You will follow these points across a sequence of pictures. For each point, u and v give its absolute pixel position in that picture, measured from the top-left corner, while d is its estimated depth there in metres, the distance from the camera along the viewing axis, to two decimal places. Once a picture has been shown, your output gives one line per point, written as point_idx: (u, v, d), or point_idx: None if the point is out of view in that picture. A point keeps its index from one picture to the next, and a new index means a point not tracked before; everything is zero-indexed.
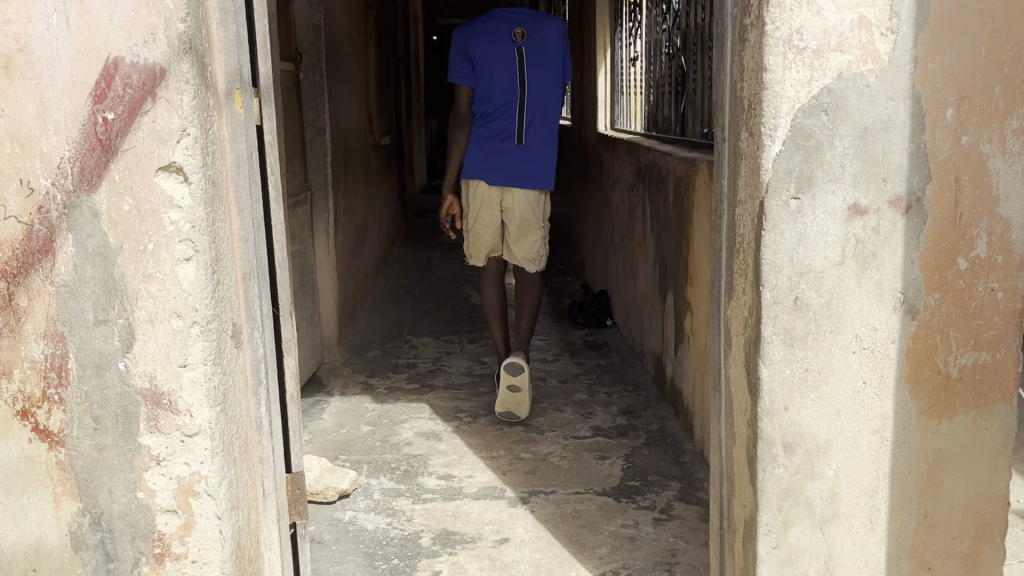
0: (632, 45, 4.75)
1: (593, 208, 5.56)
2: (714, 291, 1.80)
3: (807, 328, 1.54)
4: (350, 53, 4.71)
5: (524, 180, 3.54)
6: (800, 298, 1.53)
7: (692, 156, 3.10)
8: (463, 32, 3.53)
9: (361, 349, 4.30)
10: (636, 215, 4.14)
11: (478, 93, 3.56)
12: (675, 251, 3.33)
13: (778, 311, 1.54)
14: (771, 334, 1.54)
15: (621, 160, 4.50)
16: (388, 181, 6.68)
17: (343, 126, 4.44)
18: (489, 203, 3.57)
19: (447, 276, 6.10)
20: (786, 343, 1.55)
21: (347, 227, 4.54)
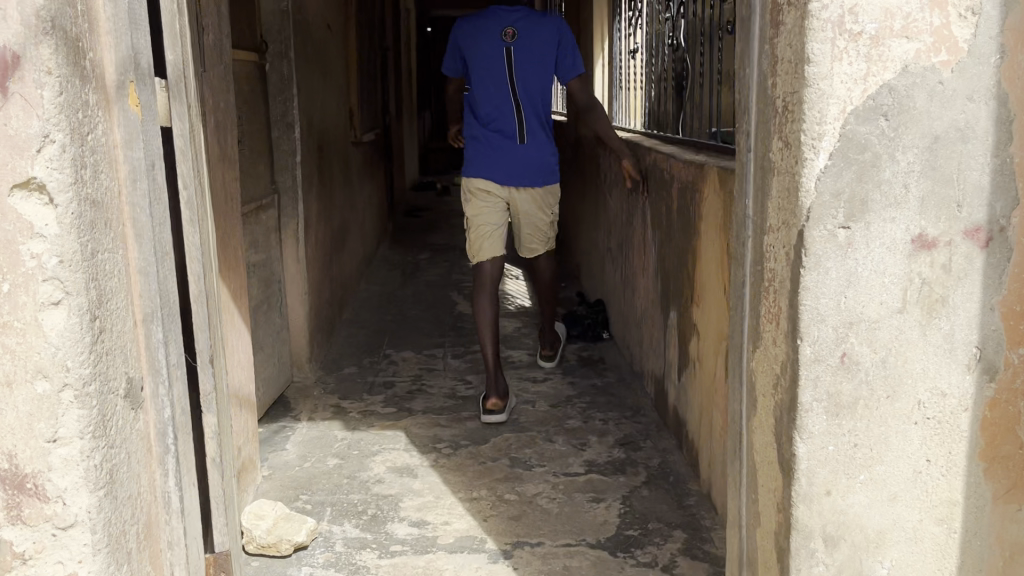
0: (631, 37, 4.41)
1: (589, 211, 5.22)
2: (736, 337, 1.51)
3: (856, 394, 1.31)
4: (326, 43, 4.39)
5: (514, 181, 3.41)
6: (847, 354, 1.30)
7: (697, 160, 2.79)
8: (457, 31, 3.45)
9: (335, 366, 3.96)
10: (635, 221, 3.80)
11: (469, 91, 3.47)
12: (678, 264, 3.00)
13: (820, 370, 1.30)
14: (810, 400, 1.31)
15: (619, 161, 4.16)
16: (372, 180, 6.33)
17: (317, 123, 4.10)
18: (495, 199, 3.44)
19: (434, 281, 5.75)
20: (830, 412, 1.31)
21: (322, 232, 4.20)
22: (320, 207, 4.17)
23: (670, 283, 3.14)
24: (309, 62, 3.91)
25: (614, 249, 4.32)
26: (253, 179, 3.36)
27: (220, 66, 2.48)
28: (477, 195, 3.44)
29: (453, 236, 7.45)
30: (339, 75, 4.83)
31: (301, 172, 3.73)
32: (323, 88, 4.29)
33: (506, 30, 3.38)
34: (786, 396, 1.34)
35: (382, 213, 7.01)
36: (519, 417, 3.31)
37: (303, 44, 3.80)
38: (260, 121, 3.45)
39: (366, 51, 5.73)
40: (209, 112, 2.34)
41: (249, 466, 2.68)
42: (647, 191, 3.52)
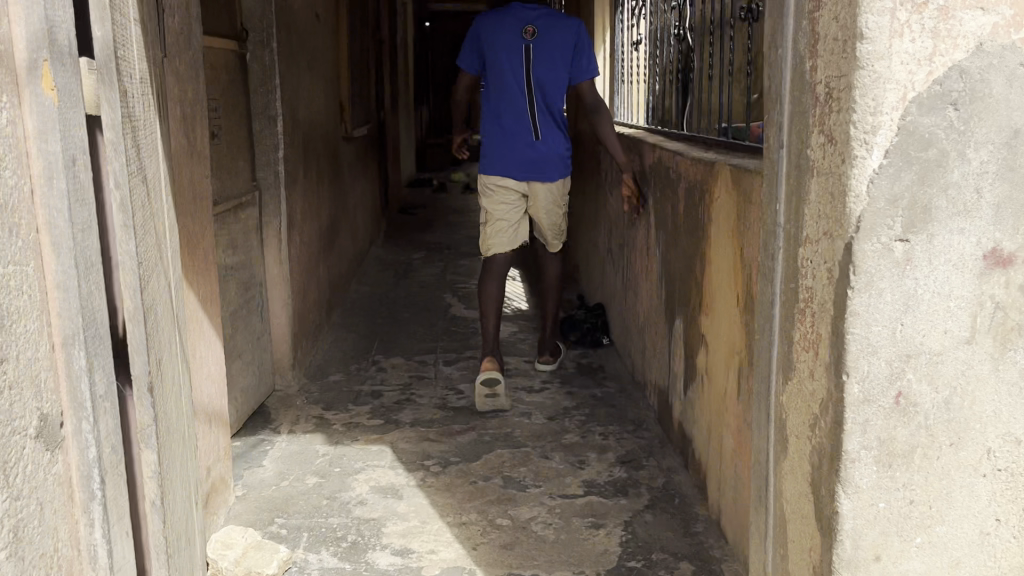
0: (634, 29, 4.20)
1: (589, 210, 5.01)
2: (761, 360, 1.46)
3: (912, 442, 1.21)
4: (315, 32, 4.18)
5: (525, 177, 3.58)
6: (903, 393, 1.20)
7: (706, 157, 2.61)
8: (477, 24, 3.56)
9: (320, 373, 3.76)
10: (638, 223, 3.60)
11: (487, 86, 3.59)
12: (685, 269, 2.80)
13: (873, 412, 1.20)
14: (856, 448, 1.20)
15: (621, 159, 3.96)
16: (364, 177, 6.11)
17: (303, 116, 3.90)
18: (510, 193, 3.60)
19: (427, 282, 5.55)
20: (882, 462, 1.21)
21: (308, 232, 3.99)
22: (306, 206, 3.96)
23: (675, 289, 2.94)
24: (295, 52, 3.71)
25: (616, 251, 4.12)
26: (232, 175, 3.15)
27: (188, 52, 2.27)
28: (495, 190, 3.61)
29: (448, 235, 7.24)
30: (329, 67, 4.62)
31: (286, 168, 3.52)
32: (311, 80, 4.09)
33: (526, 27, 3.50)
34: (827, 440, 1.23)
35: (375, 211, 6.79)
36: (514, 430, 3.11)
37: (289, 32, 3.60)
38: (240, 112, 3.25)
39: (359, 43, 5.52)
40: (173, 101, 2.14)
41: (221, 486, 2.48)
42: (650, 192, 3.33)
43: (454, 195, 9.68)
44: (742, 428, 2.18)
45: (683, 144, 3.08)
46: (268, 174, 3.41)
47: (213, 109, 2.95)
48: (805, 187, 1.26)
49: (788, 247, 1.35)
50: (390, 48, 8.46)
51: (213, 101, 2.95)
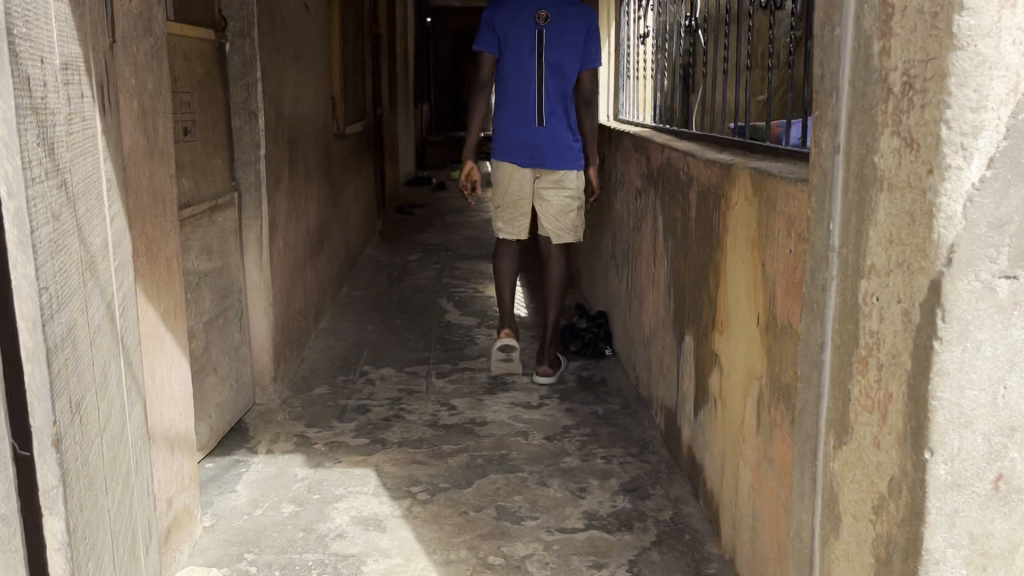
0: (641, 21, 3.96)
1: (593, 213, 4.77)
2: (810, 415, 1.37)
3: (1002, 532, 1.14)
4: (303, 23, 3.95)
5: (535, 160, 3.78)
6: (1001, 478, 1.13)
7: (719, 158, 2.38)
8: (494, 8, 3.76)
9: (304, 386, 3.53)
10: (644, 228, 3.37)
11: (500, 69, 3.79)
12: (695, 281, 2.58)
13: (961, 501, 1.12)
14: (938, 543, 1.12)
15: (626, 160, 3.72)
16: (357, 176, 5.88)
17: (289, 113, 3.66)
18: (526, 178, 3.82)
19: (422, 286, 5.31)
20: (969, 553, 1.14)
21: (294, 235, 3.76)
22: (293, 207, 3.73)
23: (684, 302, 2.72)
24: (280, 44, 3.47)
25: (620, 257, 3.88)
26: (208, 175, 2.92)
27: (148, 39, 2.04)
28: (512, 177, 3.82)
29: (445, 236, 7.00)
30: (319, 61, 4.38)
31: (268, 167, 3.29)
32: (299, 73, 3.86)
33: (540, 13, 3.69)
34: (902, 532, 1.15)
35: (370, 210, 6.55)
36: (509, 452, 2.89)
37: (273, 22, 3.36)
38: (218, 108, 3.02)
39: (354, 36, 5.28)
40: (129, 93, 1.92)
41: (185, 517, 2.26)
42: (658, 196, 3.11)
43: (452, 194, 9.44)
44: (761, 462, 1.96)
45: (693, 144, 2.85)
46: (248, 174, 3.18)
47: (184, 104, 2.72)
48: (873, 206, 1.16)
49: (848, 289, 1.25)
50: (387, 42, 8.21)
51: (184, 94, 2.72)
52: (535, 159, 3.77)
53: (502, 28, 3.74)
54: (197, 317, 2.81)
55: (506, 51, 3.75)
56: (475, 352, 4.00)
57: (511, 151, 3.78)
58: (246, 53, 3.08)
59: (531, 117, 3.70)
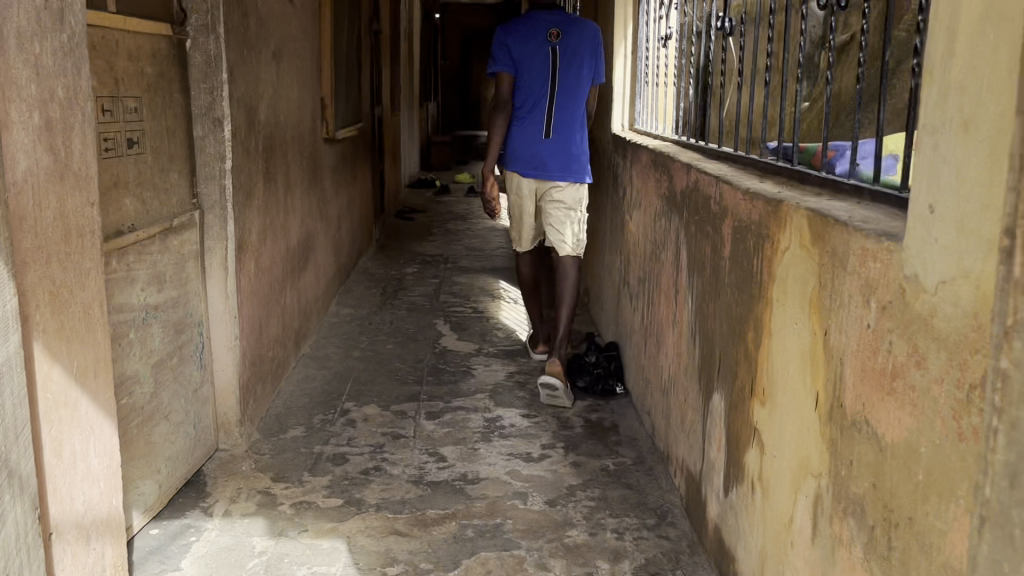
0: (662, 21, 3.55)
1: (605, 231, 4.36)
2: None
3: None
4: (286, 19, 3.54)
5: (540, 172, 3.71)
6: None
7: (761, 190, 1.98)
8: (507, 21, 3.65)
9: (277, 428, 3.13)
10: (663, 257, 2.96)
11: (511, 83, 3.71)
12: (729, 333, 2.17)
13: None
14: None
15: (643, 177, 3.31)
16: (351, 183, 5.48)
17: (266, 119, 3.26)
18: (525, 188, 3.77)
19: (417, 305, 4.91)
20: None
21: (271, 254, 3.36)
22: (269, 225, 3.33)
23: (714, 354, 2.30)
24: (255, 42, 3.08)
25: (635, 285, 3.48)
26: (164, 192, 2.53)
27: (60, 35, 1.65)
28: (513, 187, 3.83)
29: (446, 246, 6.59)
30: (305, 61, 3.98)
31: (238, 181, 2.90)
32: (279, 74, 3.46)
33: (552, 31, 3.64)
34: None
35: (365, 218, 6.15)
36: (505, 522, 2.48)
37: (246, 17, 2.96)
38: (178, 114, 2.62)
39: (348, 34, 4.88)
40: (23, 101, 1.52)
41: None
42: (680, 224, 2.71)
43: (455, 199, 9.02)
44: None
45: (725, 167, 2.44)
46: (212, 190, 2.78)
47: (130, 111, 2.32)
48: None
49: None
50: (388, 39, 7.79)
51: (131, 99, 2.33)
52: (538, 167, 3.71)
53: (516, 44, 3.65)
54: (143, 359, 2.41)
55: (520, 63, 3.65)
56: (471, 387, 3.59)
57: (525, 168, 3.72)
58: (210, 51, 2.68)
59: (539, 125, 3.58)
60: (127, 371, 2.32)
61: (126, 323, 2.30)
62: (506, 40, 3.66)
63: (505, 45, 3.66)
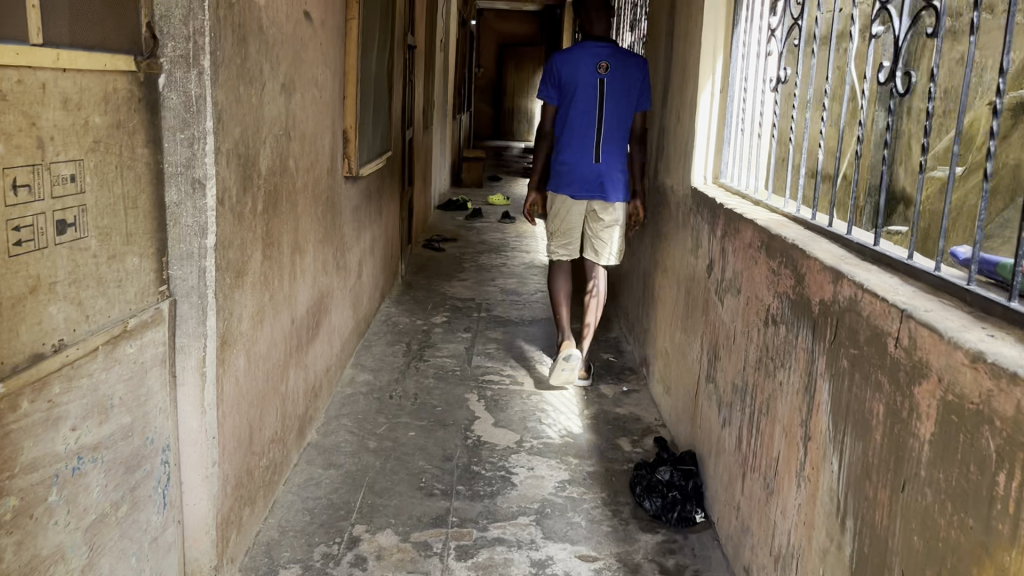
0: (769, 57, 2.84)
1: (675, 300, 3.63)
2: None
3: None
4: (300, 42, 2.87)
5: (588, 195, 4.08)
6: None
7: (1015, 363, 1.24)
8: (556, 58, 3.98)
9: (265, 570, 2.44)
10: (780, 377, 2.22)
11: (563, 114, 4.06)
12: (926, 557, 1.43)
13: None
14: None
15: (744, 259, 2.59)
16: (374, 221, 4.79)
17: (269, 169, 2.58)
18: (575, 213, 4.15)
19: (447, 370, 4.20)
20: None
21: (269, 336, 2.66)
22: (268, 300, 2.64)
23: (888, 568, 1.57)
24: (259, 74, 2.40)
25: (725, 391, 2.74)
26: (116, 286, 1.85)
27: None
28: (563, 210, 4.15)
29: (479, 287, 5.89)
30: (324, 88, 3.31)
31: (224, 260, 2.21)
32: (289, 111, 2.79)
33: (601, 63, 3.96)
34: None
35: (390, 255, 5.46)
36: None
37: (246, 41, 2.28)
38: (144, 176, 1.94)
39: (380, 53, 4.21)
40: None
41: None
42: (816, 347, 1.98)
43: (488, 226, 8.32)
44: None
45: (900, 286, 1.70)
46: (187, 273, 2.09)
47: (63, 182, 1.64)
48: None
49: None
50: (423, 51, 7.11)
51: (66, 168, 1.65)
52: (589, 192, 4.07)
53: (565, 77, 3.98)
54: (73, 523, 1.73)
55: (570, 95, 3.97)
56: (513, 506, 2.88)
57: (569, 187, 4.07)
58: (190, 91, 2.00)
59: (590, 152, 3.96)
60: (43, 550, 1.63)
61: (43, 486, 1.62)
62: (556, 74, 3.98)
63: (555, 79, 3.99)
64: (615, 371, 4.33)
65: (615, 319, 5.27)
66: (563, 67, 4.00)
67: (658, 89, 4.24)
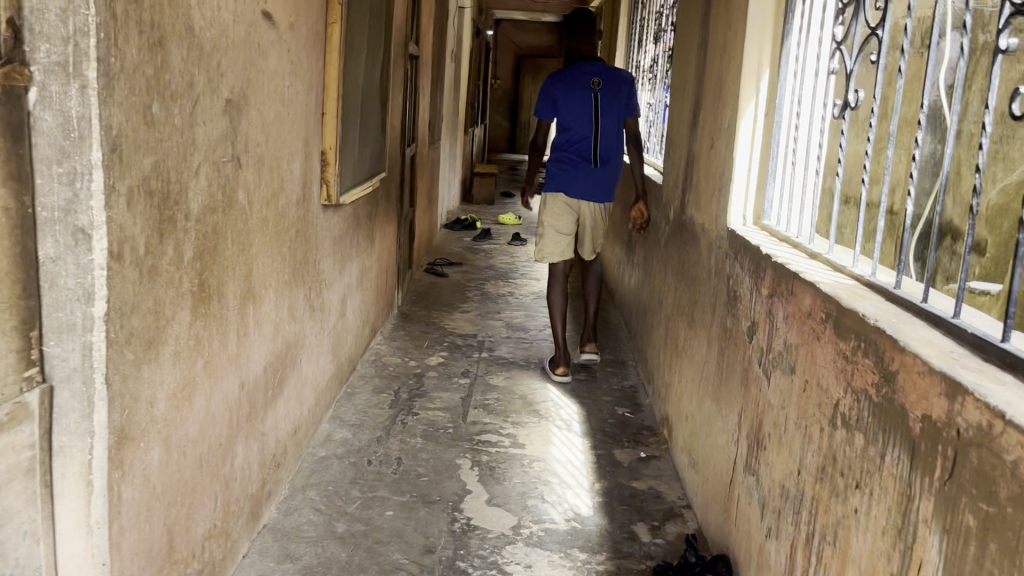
0: (831, 77, 2.29)
1: (704, 360, 3.08)
2: None
3: None
4: (257, 51, 2.37)
5: (583, 195, 4.53)
6: None
7: None
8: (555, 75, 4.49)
9: None
10: (854, 504, 1.67)
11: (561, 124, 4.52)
12: None
13: None
14: None
15: (802, 332, 2.05)
16: (364, 251, 4.28)
17: (204, 206, 2.06)
18: (566, 213, 4.58)
19: (438, 426, 3.65)
20: None
21: (201, 414, 2.13)
22: (200, 368, 2.11)
23: None
24: (186, 88, 1.88)
25: (771, 493, 2.19)
26: None
27: None
28: (557, 210, 4.57)
29: (482, 321, 5.36)
30: (294, 103, 2.81)
31: (126, 332, 1.68)
32: (238, 133, 2.27)
33: (594, 80, 4.50)
34: None
35: (384, 286, 4.94)
36: None
37: (165, 44, 1.76)
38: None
39: (371, 63, 3.71)
40: None
41: None
42: (916, 478, 1.43)
43: (496, 249, 7.80)
44: None
45: None
46: (68, 351, 1.55)
47: None
48: None
49: None
50: (430, 61, 6.61)
51: None
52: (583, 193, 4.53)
53: (561, 92, 4.50)
54: None
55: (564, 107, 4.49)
56: None
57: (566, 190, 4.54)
58: (70, 110, 1.47)
59: (584, 160, 4.47)
60: None
61: None
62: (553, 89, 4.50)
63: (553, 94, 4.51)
64: (631, 430, 3.77)
65: (631, 363, 4.71)
66: (560, 83, 4.50)
67: (686, 110, 3.70)
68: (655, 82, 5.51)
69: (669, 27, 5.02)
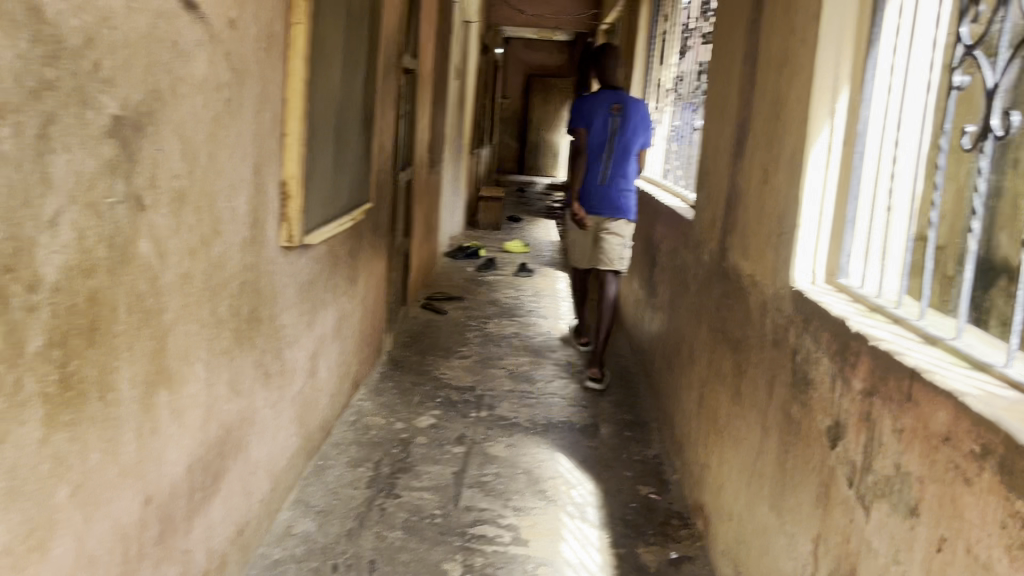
0: (956, 93, 1.64)
1: (756, 449, 2.44)
2: None
3: None
4: (171, 57, 1.76)
5: (597, 210, 4.75)
6: None
7: None
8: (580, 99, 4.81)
9: None
10: None
11: (582, 146, 4.83)
12: None
13: None
14: None
15: (934, 459, 1.41)
16: (344, 295, 3.66)
17: (70, 267, 1.43)
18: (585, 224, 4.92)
19: (423, 514, 3.01)
20: None
21: (67, 562, 1.50)
22: (60, 503, 1.46)
23: None
24: (27, 97, 1.27)
25: None
26: None
27: None
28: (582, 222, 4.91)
29: (483, 369, 4.72)
30: (238, 122, 2.20)
31: None
32: (140, 164, 1.66)
33: (614, 106, 4.75)
34: None
35: (369, 331, 4.31)
36: None
37: None
38: None
39: (350, 74, 3.10)
40: None
41: None
42: None
43: (502, 281, 7.17)
44: None
45: None
46: None
47: None
48: None
49: None
50: (429, 77, 6.01)
51: None
52: (600, 208, 4.75)
53: (584, 117, 4.82)
54: None
55: (585, 130, 4.82)
56: None
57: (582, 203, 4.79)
58: None
59: (599, 176, 4.68)
60: None
61: None
62: (575, 116, 4.86)
63: (575, 119, 4.85)
64: (657, 519, 3.12)
65: (653, 425, 4.06)
66: (582, 109, 4.84)
67: (728, 134, 3.08)
68: (681, 101, 4.89)
69: (700, 36, 4.40)
